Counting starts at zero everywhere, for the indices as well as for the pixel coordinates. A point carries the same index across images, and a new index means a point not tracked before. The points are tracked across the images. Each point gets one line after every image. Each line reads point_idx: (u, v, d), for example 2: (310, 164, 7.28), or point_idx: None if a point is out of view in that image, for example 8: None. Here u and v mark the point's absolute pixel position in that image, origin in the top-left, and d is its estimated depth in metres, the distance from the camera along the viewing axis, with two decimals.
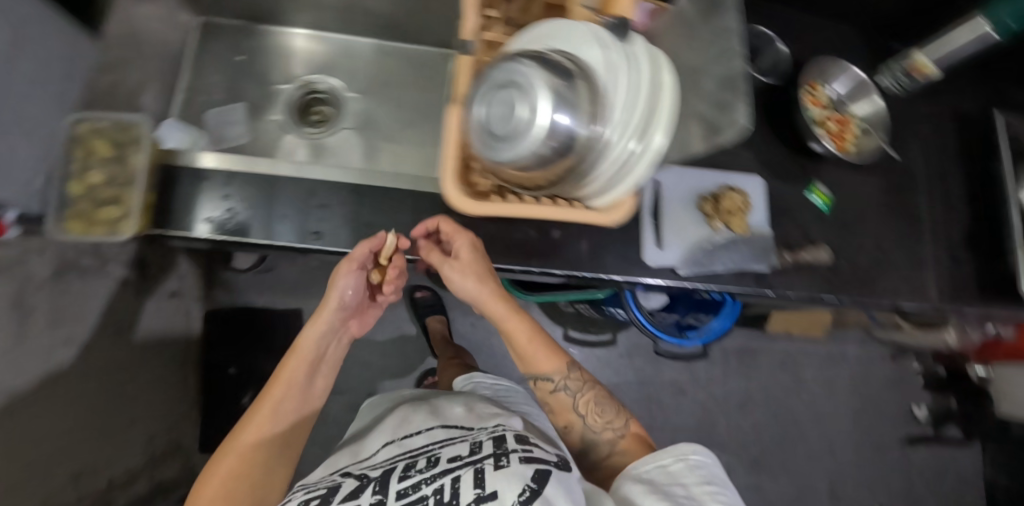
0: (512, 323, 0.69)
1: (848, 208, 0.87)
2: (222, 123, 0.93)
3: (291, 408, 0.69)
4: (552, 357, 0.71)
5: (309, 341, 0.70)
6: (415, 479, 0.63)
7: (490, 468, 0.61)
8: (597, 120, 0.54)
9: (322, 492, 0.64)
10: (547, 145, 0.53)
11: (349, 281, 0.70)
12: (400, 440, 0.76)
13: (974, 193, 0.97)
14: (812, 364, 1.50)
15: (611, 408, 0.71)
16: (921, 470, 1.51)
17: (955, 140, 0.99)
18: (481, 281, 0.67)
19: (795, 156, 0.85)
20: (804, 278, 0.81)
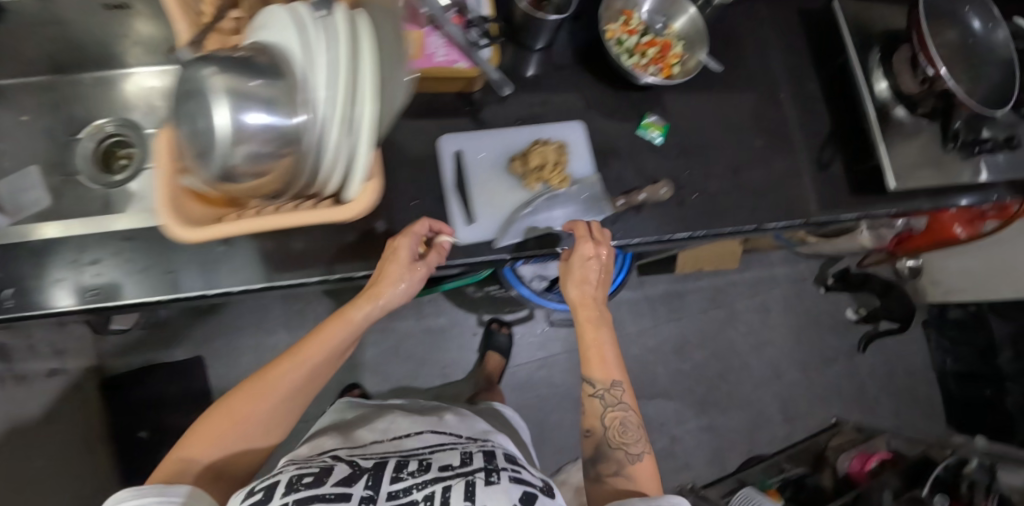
0: (591, 334, 0.69)
1: (688, 138, 0.80)
2: (10, 190, 0.75)
3: (303, 388, 0.63)
4: (617, 367, 0.69)
5: (343, 322, 0.63)
6: (407, 483, 0.59)
7: (481, 482, 0.59)
8: (300, 110, 0.48)
9: (314, 471, 0.60)
10: (252, 150, 0.48)
11: (413, 276, 0.62)
12: (397, 440, 0.75)
13: (829, 93, 0.90)
14: (740, 293, 1.45)
15: (635, 431, 0.67)
16: (869, 371, 1.49)
17: (803, 40, 0.92)
18: (583, 295, 0.69)
19: (622, 93, 0.78)
20: (641, 219, 0.74)
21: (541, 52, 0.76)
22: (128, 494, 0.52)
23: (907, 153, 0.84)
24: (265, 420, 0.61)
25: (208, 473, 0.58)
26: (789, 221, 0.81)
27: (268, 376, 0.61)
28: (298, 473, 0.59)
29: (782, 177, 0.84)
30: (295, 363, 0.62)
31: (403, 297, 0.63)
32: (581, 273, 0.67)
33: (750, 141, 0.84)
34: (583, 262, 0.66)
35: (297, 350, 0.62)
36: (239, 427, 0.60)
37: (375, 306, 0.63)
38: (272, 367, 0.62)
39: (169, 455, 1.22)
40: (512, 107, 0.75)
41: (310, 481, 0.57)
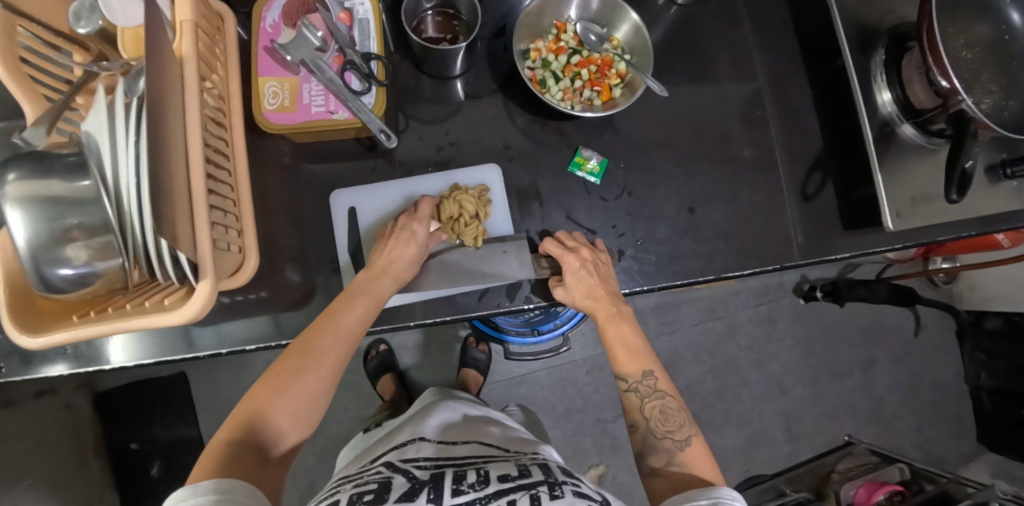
0: (614, 336, 0.65)
1: (636, 161, 0.70)
2: None
3: (337, 367, 0.58)
4: (643, 360, 0.64)
5: (367, 296, 0.60)
6: (471, 493, 0.52)
7: (546, 496, 0.52)
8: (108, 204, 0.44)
9: (374, 487, 0.54)
10: (79, 249, 0.44)
11: (418, 251, 0.63)
12: (441, 447, 0.65)
13: (822, 104, 0.76)
14: (742, 302, 1.32)
15: (676, 416, 0.61)
16: (887, 386, 1.34)
17: (791, 39, 0.77)
18: (597, 297, 0.64)
19: (553, 123, 0.69)
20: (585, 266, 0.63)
21: (461, 78, 0.69)
22: (185, 493, 0.45)
23: (912, 179, 0.70)
24: (300, 403, 0.55)
25: (253, 455, 0.51)
26: (757, 267, 0.71)
27: (299, 353, 0.56)
28: (356, 491, 0.54)
29: (752, 209, 0.72)
30: (328, 342, 0.57)
31: (410, 272, 0.62)
32: (591, 281, 0.62)
33: (716, 167, 0.73)
34: (576, 275, 0.61)
35: (325, 325, 0.58)
36: (276, 407, 0.54)
37: (396, 282, 0.61)
38: (306, 344, 0.57)
39: (160, 466, 1.11)
40: (426, 146, 0.69)
41: (373, 499, 0.52)
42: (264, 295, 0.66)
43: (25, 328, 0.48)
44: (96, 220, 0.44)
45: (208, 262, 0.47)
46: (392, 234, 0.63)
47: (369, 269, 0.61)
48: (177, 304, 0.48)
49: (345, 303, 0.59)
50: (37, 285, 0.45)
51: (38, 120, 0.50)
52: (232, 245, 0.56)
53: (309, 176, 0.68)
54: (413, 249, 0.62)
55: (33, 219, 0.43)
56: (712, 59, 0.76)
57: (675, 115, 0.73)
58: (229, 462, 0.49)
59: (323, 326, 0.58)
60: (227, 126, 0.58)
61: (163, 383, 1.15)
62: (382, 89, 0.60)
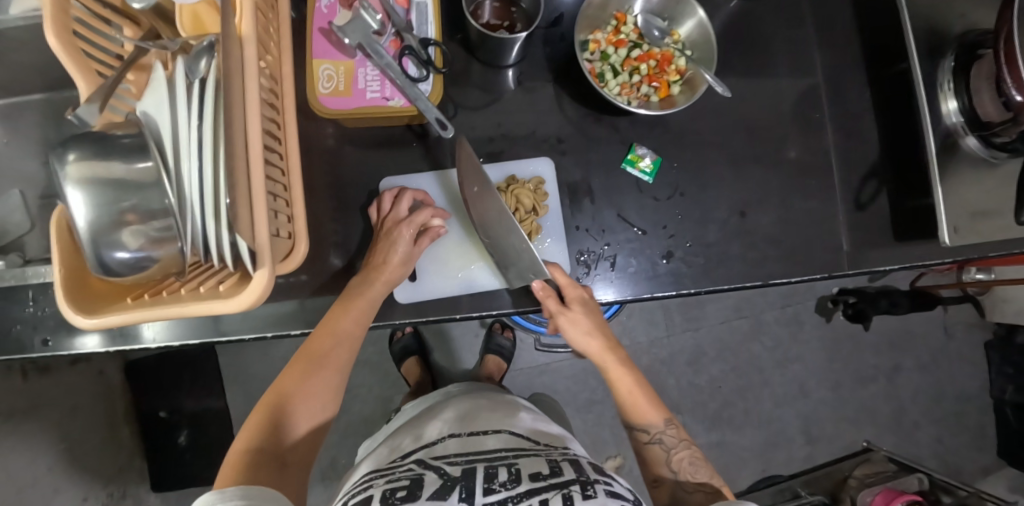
0: (622, 384, 0.64)
1: (687, 160, 0.70)
2: None
3: (343, 367, 0.61)
4: (655, 410, 0.62)
5: (362, 300, 0.61)
6: (504, 492, 0.47)
7: (579, 496, 0.47)
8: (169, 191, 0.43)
9: (405, 484, 0.50)
10: (141, 233, 0.44)
11: (405, 254, 0.63)
12: (468, 436, 0.59)
13: (882, 109, 0.73)
14: (769, 302, 1.31)
15: (705, 469, 0.58)
16: (911, 395, 1.33)
17: (855, 40, 0.74)
18: (603, 339, 0.65)
19: (607, 118, 0.68)
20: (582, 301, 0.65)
21: (513, 68, 0.68)
22: (211, 497, 0.45)
23: (974, 193, 0.68)
24: (309, 407, 0.58)
25: (273, 462, 0.52)
26: (806, 274, 0.69)
27: (306, 360, 0.59)
28: (389, 488, 0.49)
29: (804, 216, 0.71)
30: (329, 344, 0.59)
31: (399, 278, 0.63)
32: (596, 319, 0.65)
33: (767, 172, 0.71)
34: (585, 304, 0.64)
35: (326, 329, 0.60)
36: (289, 417, 0.56)
37: (387, 288, 0.62)
38: (311, 352, 0.59)
39: (188, 435, 1.14)
40: (478, 136, 0.68)
41: (404, 498, 0.47)
42: (305, 279, 0.65)
43: (80, 310, 0.47)
44: (155, 205, 0.44)
45: (265, 251, 0.46)
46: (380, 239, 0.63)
47: (363, 276, 0.62)
48: (232, 290, 0.48)
49: (342, 307, 0.60)
50: (95, 267, 0.45)
51: (92, 97, 0.50)
52: (282, 231, 0.55)
53: (354, 162, 0.67)
54: (401, 256, 0.62)
55: (93, 200, 0.43)
56: (771, 58, 0.73)
57: (729, 116, 0.71)
58: (251, 469, 0.49)
59: (324, 330, 0.59)
60: (279, 108, 0.56)
61: (191, 354, 1.16)
62: (439, 76, 0.59)
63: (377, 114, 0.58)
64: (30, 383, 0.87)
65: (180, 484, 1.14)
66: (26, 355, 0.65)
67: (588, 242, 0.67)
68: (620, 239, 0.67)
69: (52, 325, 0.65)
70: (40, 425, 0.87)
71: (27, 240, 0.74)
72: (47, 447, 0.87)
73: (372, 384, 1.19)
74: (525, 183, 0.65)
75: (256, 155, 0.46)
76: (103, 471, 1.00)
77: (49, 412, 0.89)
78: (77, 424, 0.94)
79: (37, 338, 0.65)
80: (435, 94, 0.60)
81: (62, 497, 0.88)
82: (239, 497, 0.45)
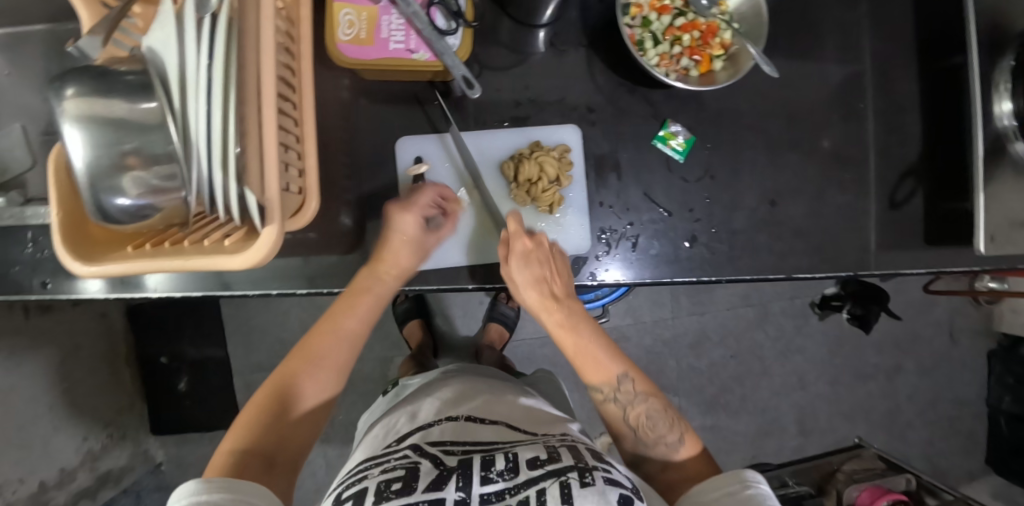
0: (570, 339, 0.61)
1: (719, 143, 0.66)
2: None
3: (340, 369, 0.61)
4: (612, 363, 0.60)
5: (366, 298, 0.61)
6: (501, 484, 0.46)
7: (576, 483, 0.45)
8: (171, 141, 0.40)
9: (402, 474, 0.48)
10: (139, 177, 0.41)
11: (416, 245, 0.61)
12: (464, 421, 0.57)
13: (929, 105, 0.69)
14: (779, 293, 1.29)
15: (664, 419, 0.58)
16: (908, 395, 1.33)
17: (913, 26, 0.69)
18: (543, 296, 0.60)
19: (641, 90, 0.64)
20: (532, 260, 0.59)
21: (546, 29, 0.64)
22: (195, 487, 0.45)
23: (1021, 201, 0.64)
24: (306, 406, 0.57)
25: (261, 458, 0.51)
26: (829, 271, 0.67)
27: (304, 358, 0.59)
28: (384, 479, 0.47)
29: (835, 211, 0.68)
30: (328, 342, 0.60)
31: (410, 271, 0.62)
32: (540, 272, 0.59)
33: (800, 161, 0.68)
34: (526, 258, 0.59)
35: (327, 330, 0.61)
36: (289, 412, 0.56)
37: (397, 282, 0.61)
38: (308, 352, 0.60)
39: (187, 381, 1.15)
40: (504, 99, 0.65)
41: (400, 490, 0.45)
42: (313, 237, 0.63)
43: (79, 257, 0.46)
44: (158, 149, 0.40)
45: (275, 208, 0.44)
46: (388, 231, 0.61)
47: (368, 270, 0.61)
48: (237, 245, 0.46)
49: (346, 308, 0.61)
50: (94, 213, 0.43)
51: (96, 29, 0.47)
52: (292, 185, 0.52)
53: (370, 117, 0.64)
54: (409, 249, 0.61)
55: (93, 141, 0.40)
56: (820, 38, 0.69)
57: (768, 100, 0.67)
58: (240, 465, 0.49)
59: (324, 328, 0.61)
60: (294, 54, 0.52)
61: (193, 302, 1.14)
62: (469, 30, 0.56)
63: (401, 67, 0.55)
64: (32, 320, 0.86)
65: (180, 426, 1.16)
66: (24, 296, 0.63)
67: (611, 220, 0.64)
68: (644, 219, 0.64)
69: (51, 267, 0.63)
70: (40, 363, 0.86)
71: (28, 178, 0.71)
72: (47, 386, 0.87)
73: (372, 344, 1.19)
74: (546, 150, 0.62)
75: (269, 106, 0.43)
76: (103, 411, 1.00)
77: (50, 350, 0.89)
78: (79, 364, 0.95)
79: (36, 280, 0.63)
80: (463, 48, 0.57)
81: (60, 433, 0.89)
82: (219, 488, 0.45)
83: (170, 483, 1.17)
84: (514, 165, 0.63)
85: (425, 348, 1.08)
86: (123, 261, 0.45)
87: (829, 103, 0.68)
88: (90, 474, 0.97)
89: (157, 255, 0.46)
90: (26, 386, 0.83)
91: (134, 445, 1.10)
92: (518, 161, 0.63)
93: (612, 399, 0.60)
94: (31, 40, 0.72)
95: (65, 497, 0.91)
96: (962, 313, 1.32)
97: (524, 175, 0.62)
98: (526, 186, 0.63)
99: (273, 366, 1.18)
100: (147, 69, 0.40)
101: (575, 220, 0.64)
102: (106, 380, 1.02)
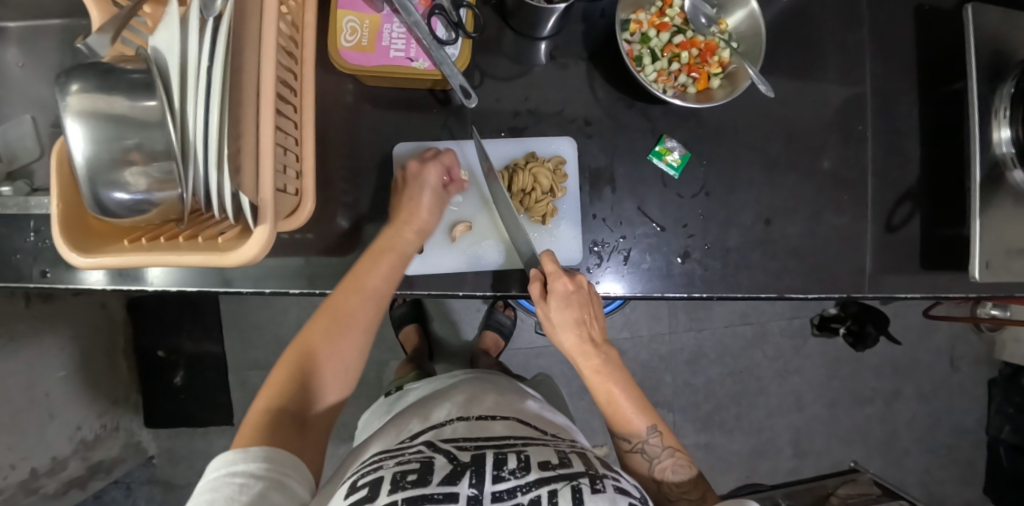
0: (601, 387, 0.62)
1: (715, 160, 0.67)
2: (3, 141, 0.71)
3: (367, 326, 0.61)
4: (639, 416, 0.60)
5: (391, 254, 0.61)
6: (512, 481, 0.46)
7: (587, 489, 0.45)
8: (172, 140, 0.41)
9: (416, 467, 0.48)
10: (139, 174, 0.42)
11: (433, 200, 0.62)
12: (477, 420, 0.57)
13: (928, 130, 0.69)
14: (778, 311, 1.28)
15: (689, 480, 0.58)
16: (906, 421, 1.31)
17: (914, 52, 0.69)
18: (581, 339, 0.62)
19: (640, 105, 0.65)
20: (574, 302, 0.60)
21: (547, 41, 0.64)
22: (234, 456, 0.46)
23: (1016, 230, 0.64)
24: (333, 366, 0.58)
25: (293, 421, 0.53)
26: (823, 292, 0.67)
27: (332, 316, 0.59)
28: (399, 469, 0.48)
29: (830, 232, 0.68)
30: (355, 303, 0.59)
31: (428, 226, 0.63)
32: (580, 314, 0.60)
33: (797, 181, 0.68)
34: (565, 299, 0.59)
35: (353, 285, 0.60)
36: (315, 373, 0.57)
37: (419, 237, 0.62)
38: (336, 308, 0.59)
39: (184, 375, 1.15)
40: (503, 109, 0.65)
41: (416, 481, 0.45)
42: (309, 238, 0.63)
43: (76, 248, 0.46)
44: (157, 146, 0.41)
45: (268, 208, 0.45)
46: (406, 186, 0.61)
47: (392, 224, 0.61)
48: (231, 243, 0.47)
49: (370, 263, 0.60)
50: (93, 207, 0.44)
51: (105, 27, 0.48)
52: (288, 186, 0.53)
53: (371, 121, 0.65)
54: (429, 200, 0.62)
55: (94, 136, 0.41)
56: (821, 59, 0.69)
57: (765, 119, 0.68)
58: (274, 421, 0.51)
59: (350, 287, 0.60)
60: (297, 58, 0.53)
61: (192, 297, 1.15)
62: (468, 40, 0.57)
63: (399, 74, 0.56)
64: (32, 308, 0.87)
65: (174, 421, 1.17)
66: (23, 284, 0.64)
67: (603, 233, 0.65)
68: (637, 233, 0.64)
69: (52, 257, 0.64)
70: (38, 350, 0.87)
71: (36, 167, 0.72)
72: (44, 373, 0.88)
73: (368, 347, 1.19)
74: (539, 160, 0.63)
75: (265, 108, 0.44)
76: (98, 401, 1.01)
77: (48, 339, 0.89)
78: (78, 354, 0.96)
79: (36, 268, 0.64)
80: (462, 58, 0.58)
81: (54, 422, 0.90)
82: (261, 460, 0.46)
83: (161, 476, 1.18)
84: (508, 175, 0.64)
85: (420, 352, 1.09)
86: (119, 254, 0.46)
87: (828, 125, 0.69)
88: (82, 464, 0.98)
89: (147, 252, 0.46)
90: (24, 372, 0.84)
91: (128, 436, 1.11)
92: (511, 169, 0.64)
93: (640, 448, 0.60)
94: (45, 34, 0.73)
95: (55, 485, 0.92)
96: (964, 340, 1.31)
97: (516, 184, 0.63)
98: (519, 195, 0.64)
99: (270, 364, 1.18)
100: (150, 70, 0.41)
101: (570, 232, 0.65)
102: (104, 370, 1.03)
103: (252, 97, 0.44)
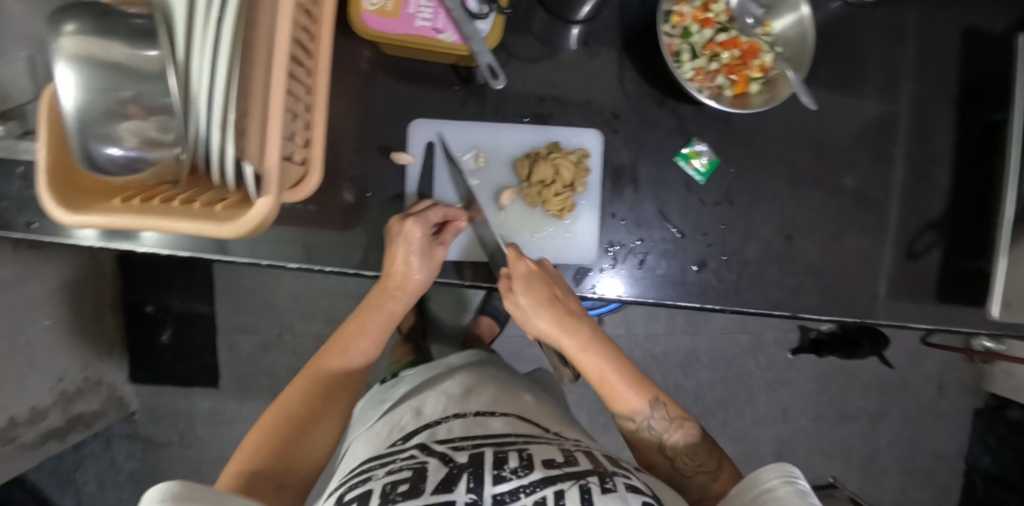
0: (589, 364, 0.60)
1: (741, 169, 0.64)
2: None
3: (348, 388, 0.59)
4: (636, 393, 0.59)
5: (379, 313, 0.62)
6: (514, 482, 0.44)
7: (596, 489, 0.44)
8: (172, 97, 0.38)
9: (408, 475, 0.46)
10: (136, 129, 0.38)
11: (422, 259, 0.59)
12: (473, 417, 0.55)
13: (963, 157, 0.66)
14: (775, 323, 1.27)
15: (700, 448, 0.57)
16: (889, 442, 1.32)
17: (958, 74, 0.66)
18: (558, 318, 0.59)
19: (670, 103, 0.62)
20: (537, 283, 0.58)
21: (580, 26, 0.61)
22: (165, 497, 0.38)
23: None
24: (315, 417, 0.56)
25: (273, 479, 0.51)
26: (836, 315, 0.65)
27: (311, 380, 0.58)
28: (389, 480, 0.45)
29: (851, 254, 0.66)
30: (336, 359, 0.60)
31: (422, 286, 0.61)
32: (547, 293, 0.58)
33: (823, 199, 0.65)
34: (528, 283, 0.57)
35: (337, 346, 0.61)
36: (295, 432, 0.54)
37: (408, 296, 0.62)
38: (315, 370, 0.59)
39: (170, 334, 1.13)
40: (528, 93, 0.62)
41: (407, 492, 0.43)
42: (312, 209, 0.60)
43: (63, 204, 0.43)
44: (156, 100, 0.37)
45: (273, 178, 0.42)
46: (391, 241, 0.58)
47: (381, 288, 0.62)
48: (230, 212, 0.44)
49: (359, 319, 0.62)
50: (82, 161, 0.40)
51: None
52: (296, 154, 0.49)
53: (387, 92, 0.61)
54: (418, 260, 0.59)
55: (84, 84, 0.37)
56: (864, 75, 0.66)
57: (799, 131, 0.65)
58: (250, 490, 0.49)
59: (335, 348, 0.61)
60: (315, 17, 0.49)
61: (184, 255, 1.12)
62: (501, 16, 0.53)
63: (423, 46, 0.52)
64: (21, 254, 0.83)
65: (157, 378, 1.14)
66: (8, 233, 0.61)
67: (621, 234, 0.62)
68: (655, 237, 0.62)
69: (39, 207, 0.61)
70: (23, 299, 0.84)
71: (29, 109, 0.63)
72: (28, 322, 0.85)
73: None
74: (562, 151, 0.61)
75: (280, 67, 0.41)
76: (81, 353, 0.99)
77: (35, 287, 0.86)
78: (65, 304, 0.93)
79: (21, 218, 0.61)
80: (492, 34, 0.55)
81: (35, 373, 0.87)
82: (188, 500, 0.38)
83: (140, 431, 1.17)
84: (529, 163, 0.61)
85: (413, 331, 1.07)
86: (109, 214, 0.43)
87: (862, 143, 0.66)
88: (62, 415, 0.96)
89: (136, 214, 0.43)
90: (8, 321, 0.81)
91: (110, 390, 1.09)
92: (532, 157, 0.61)
93: (648, 426, 0.59)
94: None
95: (32, 436, 0.90)
96: (954, 368, 1.31)
97: (537, 175, 0.60)
98: (536, 185, 0.61)
99: (258, 329, 1.16)
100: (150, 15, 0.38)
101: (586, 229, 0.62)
102: (90, 322, 1.01)
103: (267, 53, 0.40)
